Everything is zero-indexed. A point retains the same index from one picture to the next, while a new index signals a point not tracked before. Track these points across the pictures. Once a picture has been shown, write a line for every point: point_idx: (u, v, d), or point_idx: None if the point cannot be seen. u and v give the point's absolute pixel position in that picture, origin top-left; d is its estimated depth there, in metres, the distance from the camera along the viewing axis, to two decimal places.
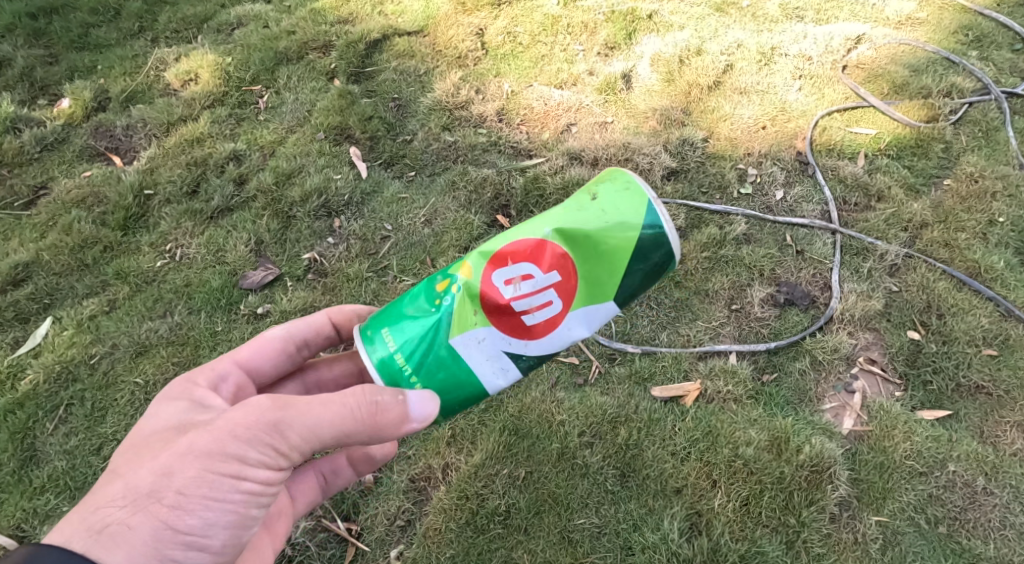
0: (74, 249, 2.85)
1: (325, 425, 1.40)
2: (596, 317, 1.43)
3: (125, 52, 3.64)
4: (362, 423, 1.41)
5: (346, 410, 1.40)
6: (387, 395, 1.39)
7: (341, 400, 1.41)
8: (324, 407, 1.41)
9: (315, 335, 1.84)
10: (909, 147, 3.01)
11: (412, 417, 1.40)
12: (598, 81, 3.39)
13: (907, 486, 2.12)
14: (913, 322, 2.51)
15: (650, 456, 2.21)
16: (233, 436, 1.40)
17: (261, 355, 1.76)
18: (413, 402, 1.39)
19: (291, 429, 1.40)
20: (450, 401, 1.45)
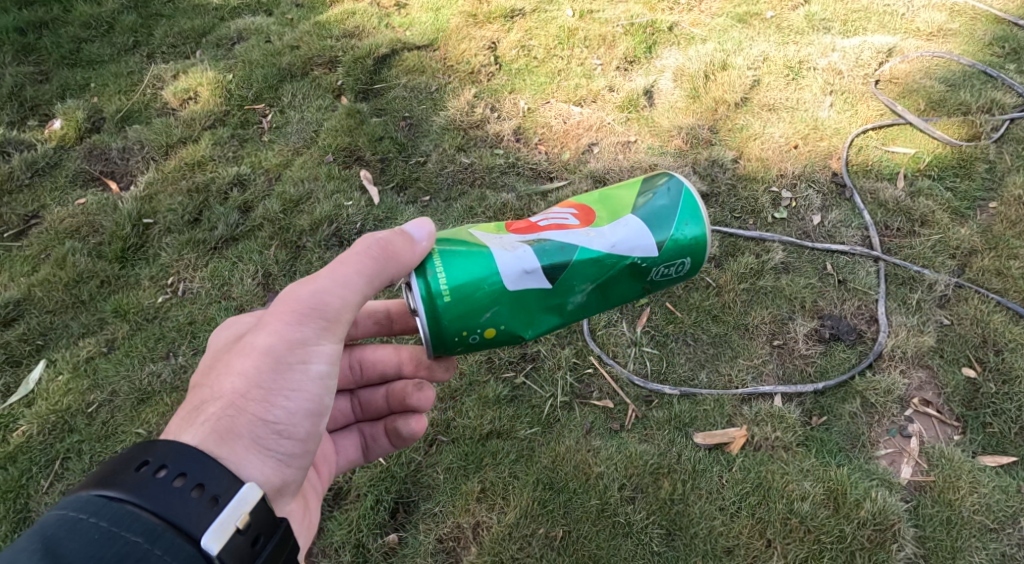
0: (69, 285, 2.68)
1: (358, 277, 1.38)
2: (612, 229, 1.39)
3: (120, 69, 3.46)
4: (387, 261, 1.36)
5: (376, 257, 1.38)
6: (393, 231, 1.38)
7: (359, 251, 1.39)
8: (358, 261, 1.38)
9: (364, 319, 1.78)
10: (951, 167, 2.84)
11: (417, 242, 1.37)
12: (619, 97, 3.18)
13: (978, 544, 2.02)
14: (968, 358, 2.36)
15: (697, 512, 2.09)
16: (287, 313, 1.37)
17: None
18: (412, 229, 1.39)
19: (331, 292, 1.37)
20: (466, 276, 1.33)
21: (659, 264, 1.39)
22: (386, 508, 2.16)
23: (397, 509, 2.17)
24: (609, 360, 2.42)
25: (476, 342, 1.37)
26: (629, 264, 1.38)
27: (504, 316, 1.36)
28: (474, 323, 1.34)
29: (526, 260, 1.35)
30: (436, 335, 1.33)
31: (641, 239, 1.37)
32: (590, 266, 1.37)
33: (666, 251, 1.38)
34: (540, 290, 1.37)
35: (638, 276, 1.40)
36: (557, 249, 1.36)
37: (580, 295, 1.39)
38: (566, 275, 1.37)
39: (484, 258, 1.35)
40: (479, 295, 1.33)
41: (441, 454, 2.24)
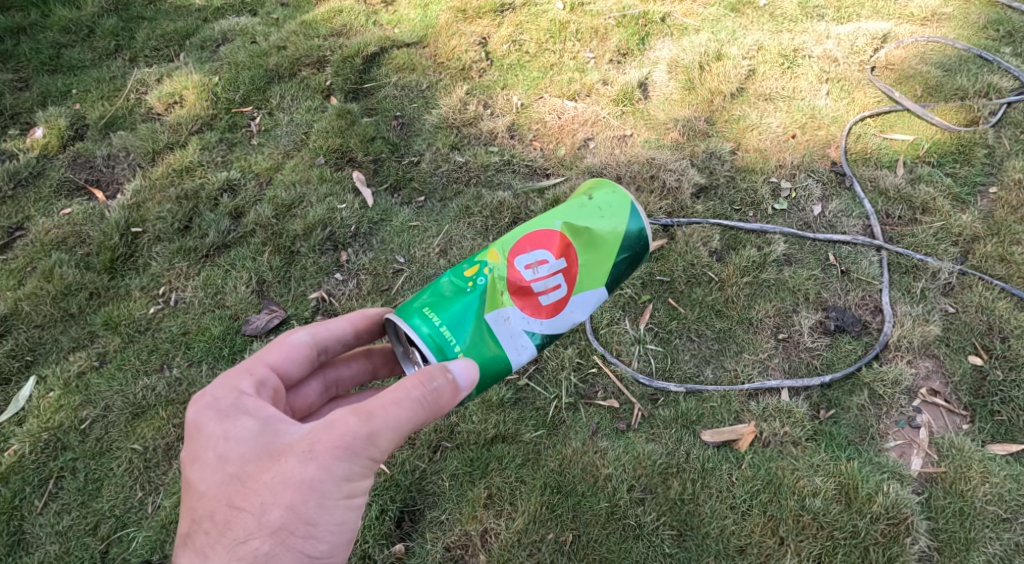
0: (57, 297, 2.62)
1: (406, 419, 1.40)
2: (592, 296, 1.63)
3: (102, 74, 3.38)
4: (432, 408, 1.42)
5: (425, 404, 1.41)
6: (441, 377, 1.41)
7: (411, 394, 1.40)
8: (410, 405, 1.40)
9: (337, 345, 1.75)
10: (950, 153, 2.79)
11: (458, 388, 1.44)
12: (613, 90, 3.13)
13: (991, 535, 2.02)
14: (974, 346, 2.34)
15: (708, 511, 2.09)
16: (332, 453, 1.37)
17: (289, 359, 1.66)
18: (456, 369, 1.44)
19: (380, 436, 1.39)
20: (485, 378, 1.56)
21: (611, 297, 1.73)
22: (391, 518, 2.13)
23: (402, 518, 2.14)
24: (614, 359, 2.38)
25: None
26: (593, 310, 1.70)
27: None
28: None
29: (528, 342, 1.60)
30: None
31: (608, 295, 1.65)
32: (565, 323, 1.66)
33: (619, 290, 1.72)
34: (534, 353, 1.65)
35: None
36: (552, 331, 1.61)
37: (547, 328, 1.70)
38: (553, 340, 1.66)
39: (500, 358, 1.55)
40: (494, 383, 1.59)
41: (446, 460, 2.21)
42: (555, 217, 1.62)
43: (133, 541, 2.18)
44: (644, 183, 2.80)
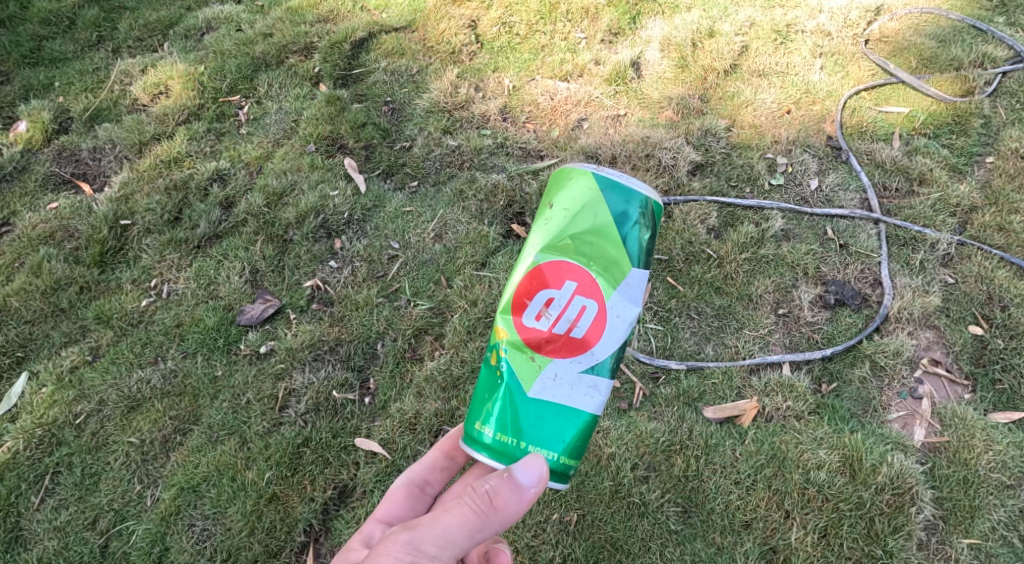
0: (47, 293, 2.58)
1: (460, 526, 1.41)
2: (632, 290, 1.56)
3: (85, 66, 3.32)
4: (492, 514, 1.43)
5: (480, 510, 1.42)
6: (495, 477, 1.44)
7: (463, 502, 1.43)
8: (465, 508, 1.42)
9: (432, 472, 1.84)
10: (946, 124, 2.78)
11: (520, 483, 1.44)
12: (606, 70, 3.09)
13: (996, 502, 2.03)
14: (974, 315, 2.34)
15: (713, 488, 2.10)
16: (381, 557, 1.38)
17: (393, 506, 1.80)
18: (520, 472, 1.45)
19: (431, 538, 1.40)
20: (580, 443, 1.55)
21: None
22: None
23: None
24: None
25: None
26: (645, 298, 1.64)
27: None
28: None
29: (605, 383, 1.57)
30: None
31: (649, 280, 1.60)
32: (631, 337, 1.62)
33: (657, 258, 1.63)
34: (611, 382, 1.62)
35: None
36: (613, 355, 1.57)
37: None
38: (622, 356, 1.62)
39: (585, 417, 1.55)
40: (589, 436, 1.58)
41: None
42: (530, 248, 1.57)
43: (133, 534, 2.17)
44: (640, 162, 2.77)
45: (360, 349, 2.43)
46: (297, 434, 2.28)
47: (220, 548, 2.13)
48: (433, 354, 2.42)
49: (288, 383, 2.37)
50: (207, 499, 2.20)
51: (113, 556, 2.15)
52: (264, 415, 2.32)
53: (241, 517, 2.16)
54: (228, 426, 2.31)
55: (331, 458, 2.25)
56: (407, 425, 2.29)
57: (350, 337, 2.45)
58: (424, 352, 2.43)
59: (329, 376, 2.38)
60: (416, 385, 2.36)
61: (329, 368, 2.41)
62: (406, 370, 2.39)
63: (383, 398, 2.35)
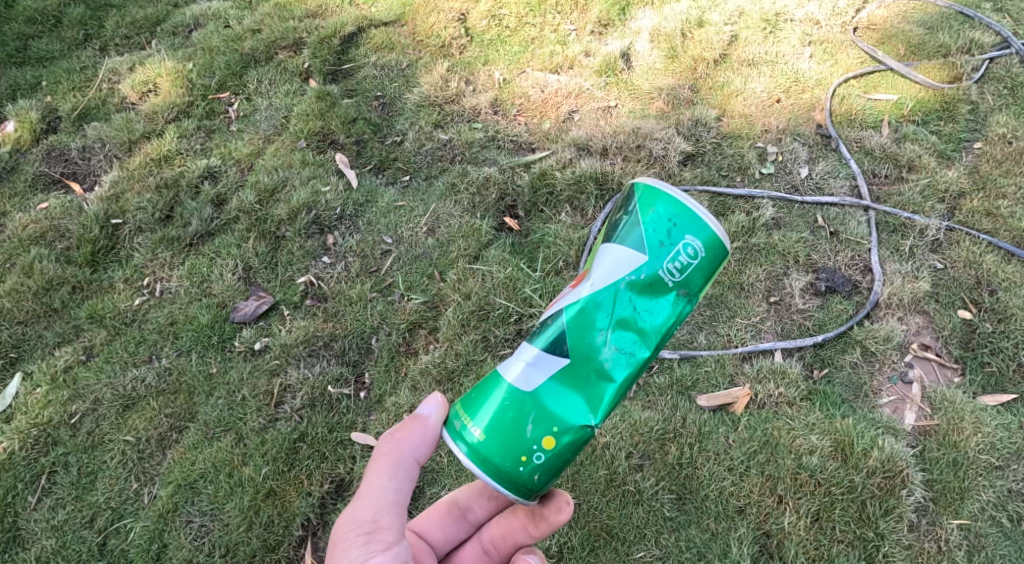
0: (39, 293, 2.58)
1: (381, 478, 1.48)
2: (600, 267, 1.39)
3: (72, 65, 3.30)
4: (402, 445, 1.51)
5: (390, 452, 1.51)
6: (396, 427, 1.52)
7: (375, 462, 1.51)
8: (377, 461, 1.51)
9: (478, 498, 1.79)
10: (934, 111, 2.79)
11: (427, 418, 1.51)
12: (596, 62, 3.09)
13: (985, 483, 2.06)
14: (963, 300, 2.36)
15: (707, 474, 2.12)
16: (334, 547, 1.44)
17: (429, 523, 1.79)
18: (421, 410, 1.52)
19: (364, 504, 1.47)
20: (487, 408, 1.37)
21: (657, 268, 1.34)
22: None
23: None
24: None
25: (544, 458, 1.33)
26: (626, 288, 1.35)
27: (549, 418, 1.34)
28: (526, 443, 1.33)
29: (535, 354, 1.38)
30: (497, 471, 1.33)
31: (628, 257, 1.36)
32: (591, 319, 1.37)
33: (645, 247, 1.35)
34: (561, 370, 1.36)
35: (646, 292, 1.35)
36: (554, 327, 1.38)
37: (608, 349, 1.36)
38: (575, 341, 1.36)
39: (495, 379, 1.39)
40: (505, 417, 1.35)
41: None
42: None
43: (131, 532, 2.18)
44: (631, 153, 2.77)
45: (355, 343, 2.44)
46: (293, 429, 2.29)
47: (218, 544, 2.14)
48: (427, 348, 2.43)
49: (283, 378, 2.37)
50: (205, 496, 2.20)
51: (111, 554, 2.16)
52: (259, 411, 2.32)
53: (239, 513, 2.17)
54: (223, 423, 2.31)
55: (327, 453, 2.26)
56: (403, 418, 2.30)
57: (344, 332, 2.45)
58: (418, 346, 2.43)
59: (324, 371, 2.39)
60: (412, 379, 2.37)
61: (323, 364, 2.41)
62: (401, 364, 2.40)
63: (378, 392, 2.36)
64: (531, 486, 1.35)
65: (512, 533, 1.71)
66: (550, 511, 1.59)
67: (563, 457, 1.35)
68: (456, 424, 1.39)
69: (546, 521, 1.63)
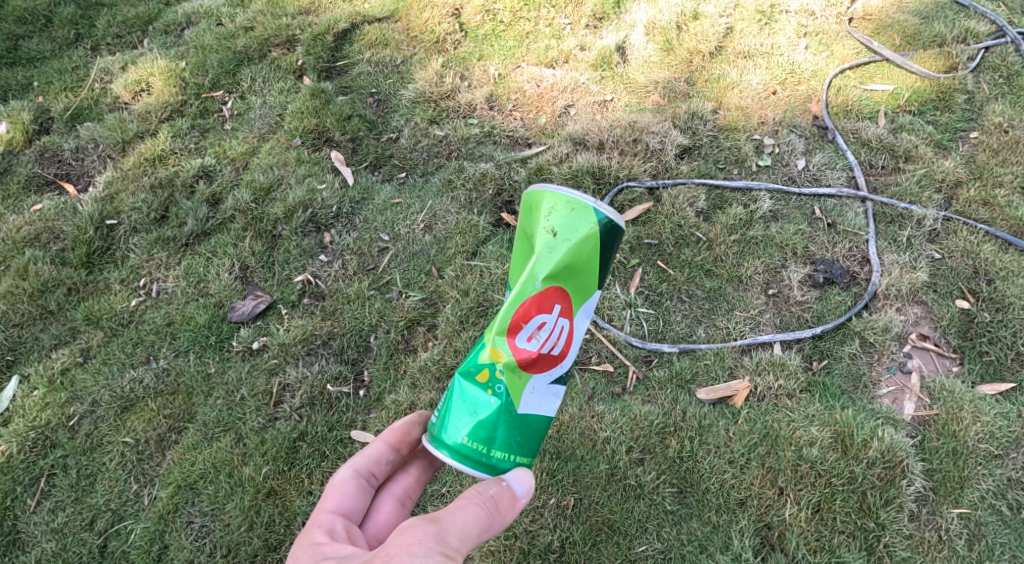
0: (34, 295, 2.56)
1: (475, 521, 1.38)
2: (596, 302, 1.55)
3: (63, 65, 3.27)
4: (499, 512, 1.42)
5: (491, 504, 1.42)
6: (497, 485, 1.44)
7: (470, 499, 1.41)
8: (477, 502, 1.41)
9: (378, 464, 1.70)
10: (930, 101, 2.79)
11: (519, 499, 1.45)
12: (591, 56, 3.08)
13: (984, 472, 2.06)
14: (961, 290, 2.36)
15: (708, 468, 2.12)
16: (406, 549, 1.30)
17: (346, 498, 1.64)
18: (517, 482, 1.46)
19: (453, 531, 1.35)
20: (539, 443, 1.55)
21: None
22: None
23: None
24: (606, 325, 2.38)
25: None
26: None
27: None
28: None
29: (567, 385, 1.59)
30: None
31: None
32: None
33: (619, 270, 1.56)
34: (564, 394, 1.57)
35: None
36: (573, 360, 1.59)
37: None
38: None
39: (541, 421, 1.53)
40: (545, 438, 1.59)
41: None
42: (533, 273, 1.44)
43: (131, 533, 2.17)
44: (628, 147, 2.76)
45: (354, 342, 2.43)
46: (293, 429, 2.28)
47: (219, 544, 2.13)
48: (426, 345, 2.42)
49: (281, 377, 2.37)
50: (205, 496, 2.20)
51: (112, 556, 2.15)
52: (259, 411, 2.32)
53: (239, 513, 2.16)
54: (223, 423, 2.31)
55: (327, 452, 2.25)
56: (403, 416, 2.30)
57: (342, 330, 2.45)
58: (417, 343, 2.43)
59: (323, 370, 2.38)
60: (411, 376, 2.36)
61: (322, 362, 2.40)
62: (400, 362, 2.40)
63: (378, 390, 2.35)
64: None
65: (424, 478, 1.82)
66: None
67: None
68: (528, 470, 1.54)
69: None
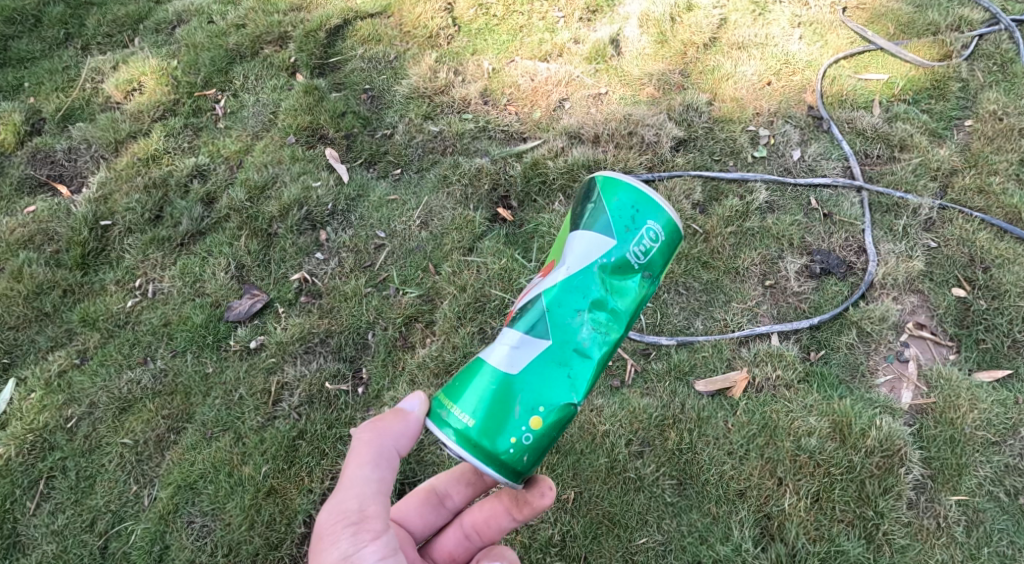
0: (29, 297, 2.55)
1: (361, 467, 1.49)
2: (570, 255, 1.49)
3: (54, 65, 3.25)
4: (382, 435, 1.51)
5: (370, 441, 1.51)
6: (365, 426, 1.54)
7: (353, 452, 1.51)
8: (357, 450, 1.51)
9: (455, 485, 1.80)
10: (925, 90, 2.79)
11: (409, 413, 1.51)
12: (585, 49, 3.07)
13: (982, 459, 2.07)
14: (957, 278, 2.37)
15: (707, 459, 2.13)
16: (320, 542, 1.43)
17: (410, 508, 1.79)
18: (404, 404, 1.52)
19: (346, 495, 1.46)
20: (474, 397, 1.38)
21: (625, 251, 1.45)
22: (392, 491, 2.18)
23: (405, 490, 2.19)
24: None
25: (532, 438, 1.36)
26: (599, 270, 1.46)
27: (535, 398, 1.37)
28: (514, 424, 1.35)
29: (518, 338, 1.43)
30: (493, 465, 1.34)
31: (600, 248, 1.46)
32: (571, 298, 1.44)
33: (625, 240, 1.46)
34: (544, 351, 1.40)
35: (620, 278, 1.46)
36: (534, 311, 1.45)
37: (583, 328, 1.42)
38: (561, 323, 1.42)
39: (479, 364, 1.42)
40: (493, 403, 1.36)
41: None
42: None
43: (132, 534, 2.17)
44: (623, 140, 2.76)
45: (351, 339, 2.43)
46: (292, 427, 2.28)
47: (220, 544, 2.13)
48: (424, 342, 2.42)
49: (279, 376, 2.36)
50: (205, 496, 2.19)
51: (112, 557, 2.15)
52: (258, 410, 2.31)
53: (239, 512, 2.16)
54: (222, 423, 2.30)
55: (327, 449, 2.25)
56: None
57: (340, 328, 2.44)
58: (415, 340, 2.43)
59: (321, 368, 2.38)
60: (409, 373, 2.36)
61: (320, 361, 2.40)
62: (399, 358, 2.40)
63: (376, 387, 2.35)
64: (519, 467, 1.36)
65: (496, 518, 1.73)
66: (533, 497, 1.59)
67: (550, 435, 1.37)
68: (448, 420, 1.38)
69: (528, 506, 1.63)
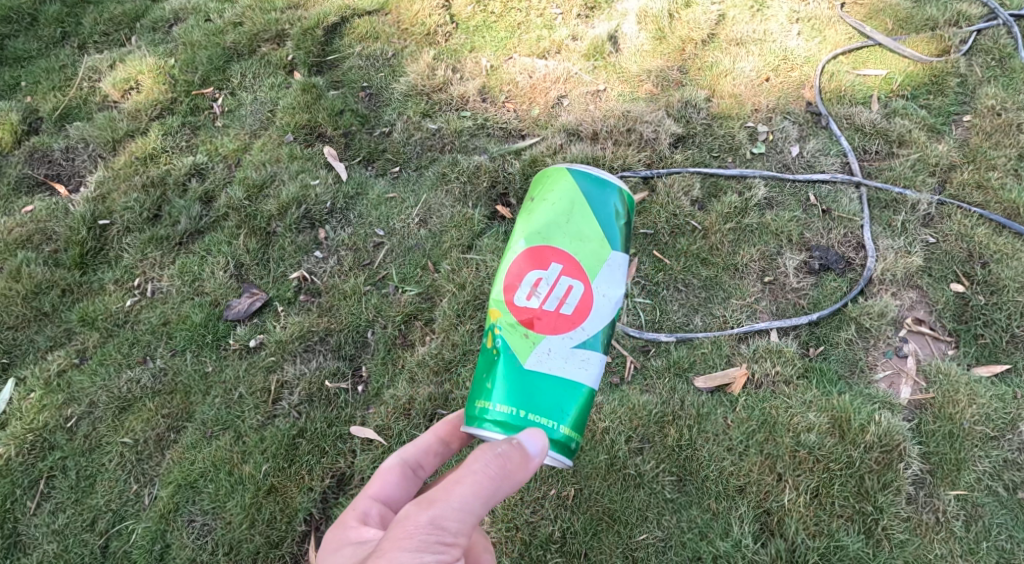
0: (28, 297, 2.55)
1: (475, 497, 1.35)
2: (612, 270, 1.53)
3: (51, 64, 3.24)
4: (505, 478, 1.36)
5: (495, 475, 1.36)
6: (504, 444, 1.38)
7: (473, 466, 1.36)
8: (478, 476, 1.35)
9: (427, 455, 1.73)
10: (923, 85, 2.79)
11: (532, 458, 1.39)
12: (583, 46, 3.07)
13: (980, 454, 2.08)
14: (955, 274, 2.37)
15: (706, 455, 2.13)
16: (400, 540, 1.31)
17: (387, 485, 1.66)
18: (528, 442, 1.39)
19: (449, 516, 1.33)
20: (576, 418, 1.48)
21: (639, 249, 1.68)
22: None
23: None
24: None
25: None
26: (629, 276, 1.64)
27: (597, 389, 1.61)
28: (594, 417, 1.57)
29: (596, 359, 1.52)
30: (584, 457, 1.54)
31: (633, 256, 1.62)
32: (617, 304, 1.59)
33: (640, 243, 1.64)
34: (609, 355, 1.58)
35: None
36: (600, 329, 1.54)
37: None
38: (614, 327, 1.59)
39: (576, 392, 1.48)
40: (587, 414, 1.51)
41: None
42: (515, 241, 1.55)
43: (133, 533, 2.17)
44: (622, 137, 2.76)
45: (351, 337, 2.43)
46: (292, 425, 2.28)
47: (221, 542, 2.14)
48: (424, 339, 2.42)
49: (279, 374, 2.36)
50: (205, 495, 2.20)
51: (113, 556, 2.15)
52: (257, 409, 2.31)
53: (240, 511, 2.16)
54: (221, 421, 2.30)
55: (327, 448, 2.25)
56: (402, 411, 2.30)
57: (340, 326, 2.44)
58: (414, 338, 2.43)
59: (320, 366, 2.38)
60: (409, 371, 2.36)
61: (320, 359, 2.40)
62: (399, 356, 2.40)
63: (376, 385, 2.35)
64: None
65: None
66: None
67: None
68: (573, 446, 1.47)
69: None
